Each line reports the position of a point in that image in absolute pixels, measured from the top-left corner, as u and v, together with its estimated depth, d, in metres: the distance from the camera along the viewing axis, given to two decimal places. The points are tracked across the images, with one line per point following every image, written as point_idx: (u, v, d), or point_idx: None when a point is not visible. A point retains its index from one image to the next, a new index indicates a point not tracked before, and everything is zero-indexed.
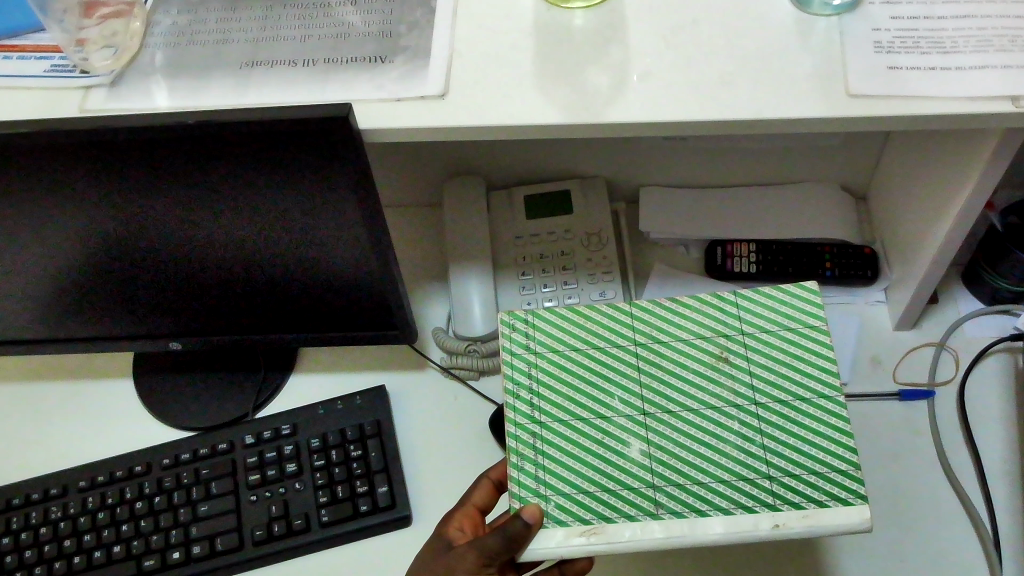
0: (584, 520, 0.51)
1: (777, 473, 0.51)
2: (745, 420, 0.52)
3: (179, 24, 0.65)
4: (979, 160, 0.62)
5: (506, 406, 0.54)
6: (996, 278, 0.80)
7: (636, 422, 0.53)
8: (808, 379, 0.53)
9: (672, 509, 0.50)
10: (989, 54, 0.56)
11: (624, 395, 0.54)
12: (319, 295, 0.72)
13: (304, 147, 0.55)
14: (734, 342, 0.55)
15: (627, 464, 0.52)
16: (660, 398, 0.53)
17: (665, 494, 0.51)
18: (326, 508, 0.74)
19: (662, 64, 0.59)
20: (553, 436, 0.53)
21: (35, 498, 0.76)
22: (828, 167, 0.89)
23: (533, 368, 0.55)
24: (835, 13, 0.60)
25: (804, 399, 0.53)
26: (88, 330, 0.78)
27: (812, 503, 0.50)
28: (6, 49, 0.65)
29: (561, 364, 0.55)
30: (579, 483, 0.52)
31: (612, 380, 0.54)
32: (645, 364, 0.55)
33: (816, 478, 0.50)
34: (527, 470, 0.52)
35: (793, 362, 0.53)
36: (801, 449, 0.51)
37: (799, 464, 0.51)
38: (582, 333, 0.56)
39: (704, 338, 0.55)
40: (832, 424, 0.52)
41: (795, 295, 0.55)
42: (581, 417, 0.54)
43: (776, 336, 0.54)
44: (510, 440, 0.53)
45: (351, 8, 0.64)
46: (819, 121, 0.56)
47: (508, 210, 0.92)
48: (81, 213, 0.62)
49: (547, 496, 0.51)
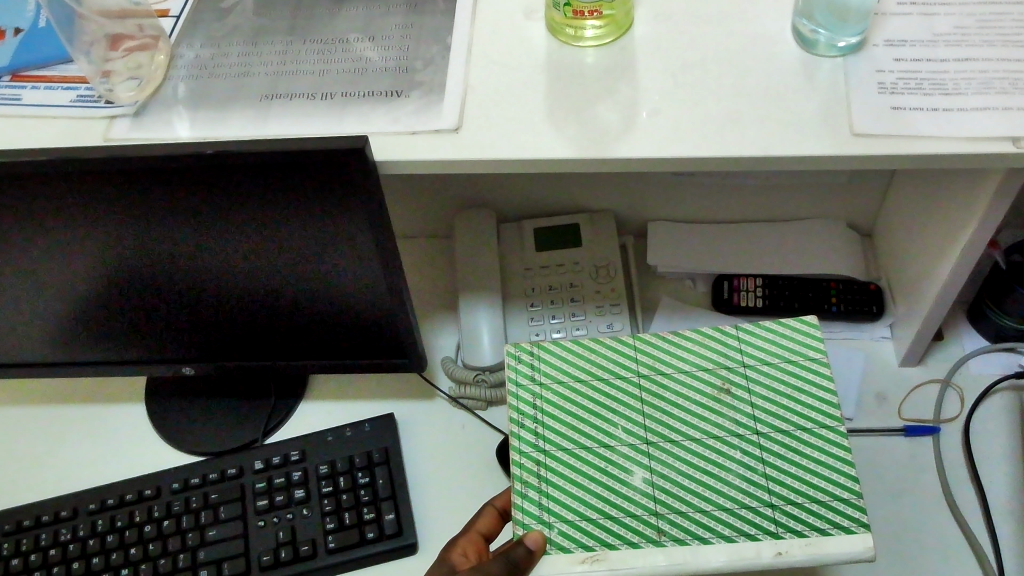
0: (586, 546, 0.51)
1: (779, 501, 0.52)
2: (748, 450, 0.53)
3: (202, 57, 0.67)
4: (982, 200, 0.63)
5: (511, 434, 0.55)
6: (1000, 315, 0.80)
7: (640, 451, 0.54)
8: (809, 410, 0.54)
9: (675, 536, 0.51)
10: (990, 96, 0.57)
11: (627, 424, 0.55)
12: (331, 322, 0.73)
13: (321, 177, 0.56)
14: (735, 374, 0.55)
15: (630, 492, 0.52)
16: (664, 428, 0.54)
17: (668, 522, 0.51)
18: (333, 534, 0.74)
19: (672, 101, 0.60)
20: (557, 463, 0.54)
21: (46, 519, 0.77)
22: (833, 204, 0.90)
23: (537, 398, 0.56)
24: (839, 54, 0.61)
25: (804, 429, 0.53)
26: (104, 354, 0.79)
27: (814, 530, 0.51)
28: (33, 79, 0.67)
29: (565, 395, 0.56)
30: (583, 509, 0.52)
31: (615, 410, 0.55)
32: (648, 395, 0.55)
33: (818, 506, 0.51)
34: (530, 497, 0.53)
35: (793, 394, 0.54)
36: (801, 477, 0.52)
37: (800, 492, 0.52)
38: (586, 364, 0.57)
39: (706, 370, 0.56)
40: (834, 454, 0.52)
41: (796, 329, 0.56)
42: (584, 446, 0.54)
43: (776, 369, 0.55)
44: (514, 468, 0.54)
45: (369, 43, 0.66)
46: (824, 160, 0.57)
47: (519, 243, 0.93)
48: (102, 238, 0.63)
49: (551, 523, 0.52)
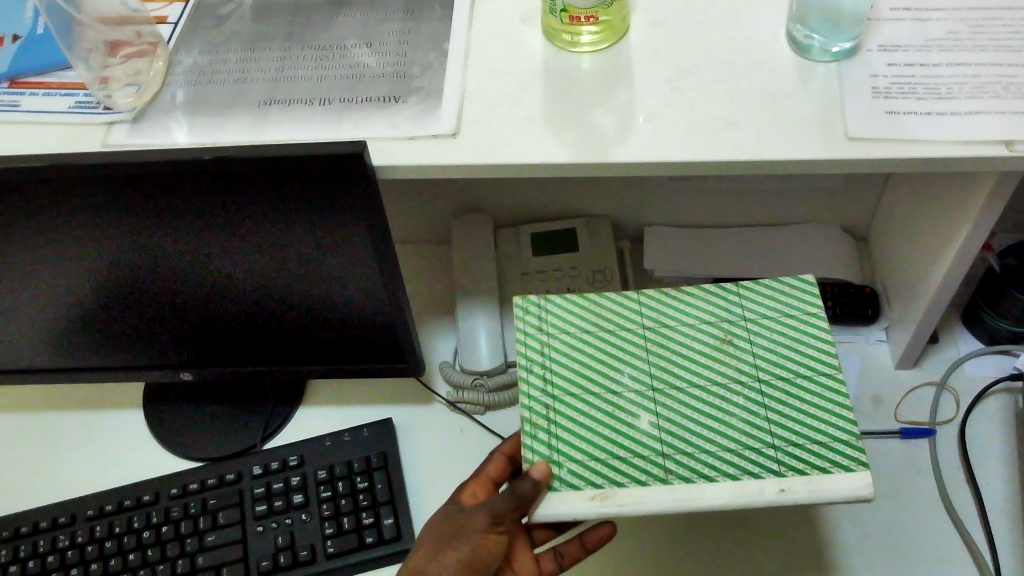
0: (594, 485, 0.51)
1: (782, 443, 0.52)
2: (752, 395, 0.54)
3: (200, 63, 0.67)
4: (976, 203, 0.63)
5: (519, 380, 0.55)
6: (994, 318, 0.81)
7: (646, 397, 0.54)
8: (812, 360, 0.54)
9: (682, 475, 0.51)
10: (983, 100, 0.58)
11: (633, 372, 0.55)
12: (330, 327, 0.73)
13: (319, 182, 0.56)
14: (739, 327, 0.56)
15: (637, 435, 0.53)
16: (669, 375, 0.55)
17: (675, 462, 0.51)
18: (332, 539, 0.74)
19: (668, 105, 0.61)
20: (561, 413, 0.54)
21: (44, 526, 0.76)
22: (828, 208, 0.90)
23: (544, 347, 0.56)
24: (833, 59, 0.62)
25: (807, 377, 0.54)
26: (102, 360, 0.79)
27: (817, 470, 0.50)
28: (32, 85, 0.68)
29: (573, 346, 0.56)
30: (590, 451, 0.53)
31: (621, 359, 0.56)
32: (653, 345, 0.56)
33: (821, 449, 0.51)
34: (538, 438, 0.53)
35: (796, 345, 0.55)
36: (803, 420, 0.52)
37: (804, 435, 0.52)
38: (593, 317, 0.57)
39: (710, 322, 0.56)
40: (837, 399, 0.53)
41: (797, 286, 0.57)
42: (591, 392, 0.55)
43: (779, 323, 0.56)
44: (523, 411, 0.54)
45: (367, 50, 0.66)
46: (819, 164, 0.57)
47: (515, 248, 0.93)
48: (100, 244, 0.63)
49: (559, 462, 0.52)
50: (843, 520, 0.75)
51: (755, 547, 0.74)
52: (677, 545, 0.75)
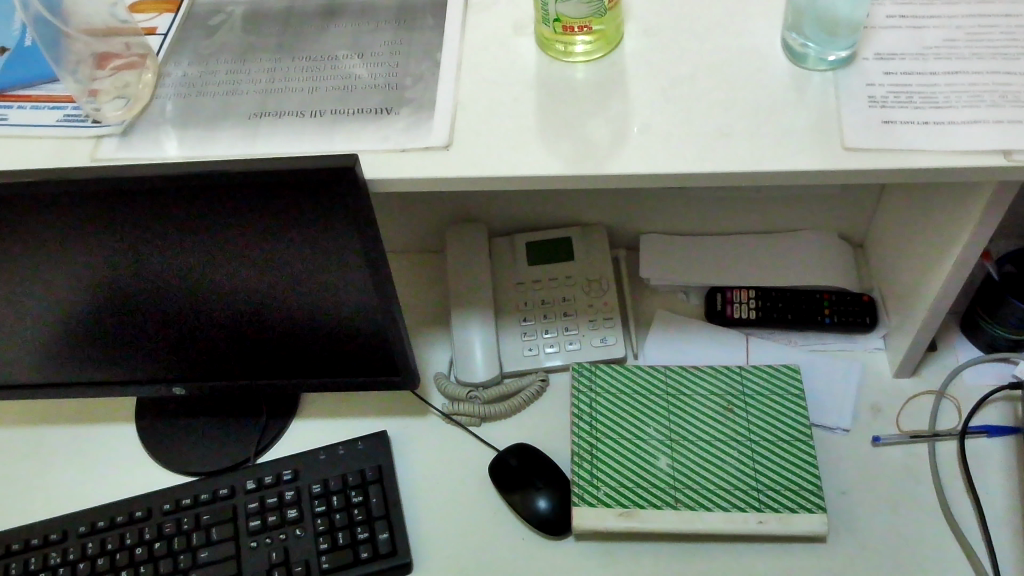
0: (623, 505, 0.73)
1: (766, 496, 0.73)
2: (743, 450, 0.75)
3: (189, 75, 0.67)
4: (974, 213, 0.63)
5: (573, 424, 0.78)
6: (993, 325, 0.80)
7: (667, 445, 0.76)
8: (788, 424, 0.77)
9: (686, 506, 0.73)
10: (980, 109, 0.57)
11: (657, 425, 0.78)
12: (324, 341, 0.72)
13: (311, 196, 0.56)
14: (737, 396, 0.79)
15: (658, 473, 0.75)
16: (684, 429, 0.77)
17: (684, 501, 0.73)
18: (326, 554, 0.73)
19: (663, 116, 0.60)
20: (603, 453, 0.76)
21: (35, 543, 0.76)
22: (824, 215, 0.90)
23: (593, 402, 0.79)
24: (829, 68, 0.61)
25: (785, 439, 0.76)
26: (94, 375, 0.78)
27: (785, 516, 0.72)
28: (19, 98, 0.67)
29: (614, 403, 0.79)
30: (623, 480, 0.74)
31: (649, 415, 0.78)
32: (673, 405, 0.79)
33: (794, 505, 0.72)
34: (586, 469, 0.75)
35: (777, 414, 0.78)
36: (780, 471, 0.74)
37: (782, 499, 0.73)
38: (630, 381, 0.81)
39: (716, 392, 0.80)
40: (808, 470, 0.74)
41: (781, 369, 0.81)
42: (627, 437, 0.77)
43: (765, 395, 0.79)
44: (576, 447, 0.76)
45: (358, 60, 0.66)
46: (815, 174, 0.57)
47: (511, 256, 0.93)
48: (90, 259, 0.63)
49: (599, 486, 0.74)
50: (842, 530, 0.74)
51: (754, 555, 0.73)
52: (677, 556, 0.74)
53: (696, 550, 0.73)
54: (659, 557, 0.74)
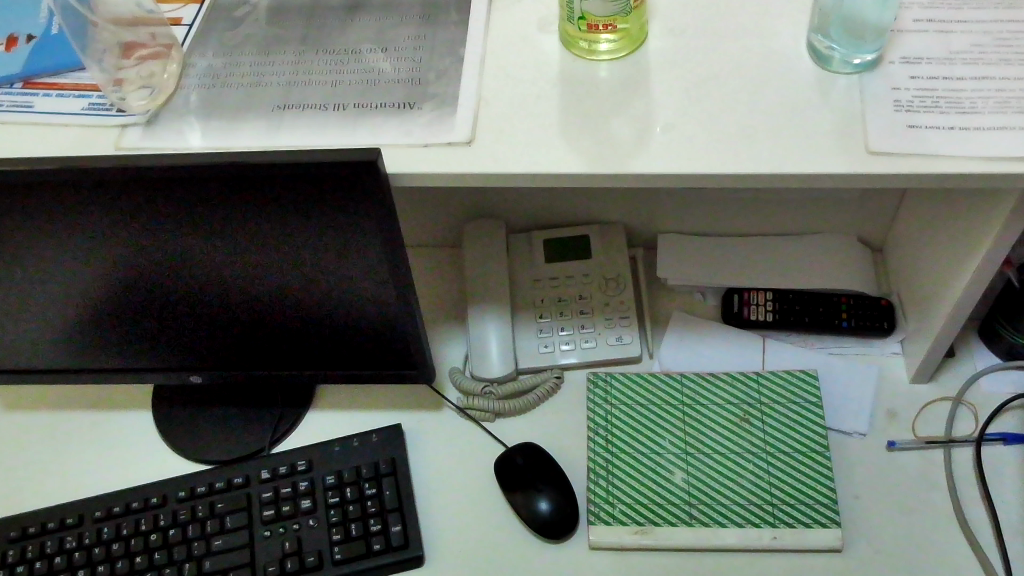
0: (638, 522, 0.74)
1: (782, 510, 0.73)
2: (760, 463, 0.76)
3: (214, 66, 0.67)
4: (997, 220, 0.62)
5: (589, 438, 0.79)
6: (1011, 333, 0.80)
7: (682, 459, 0.77)
8: (804, 436, 0.77)
9: (701, 522, 0.73)
10: (1007, 115, 0.57)
11: (673, 437, 0.78)
12: (341, 333, 0.73)
13: (333, 190, 0.56)
14: (753, 406, 0.79)
15: (674, 488, 0.75)
16: (699, 441, 0.77)
17: (699, 516, 0.74)
18: (339, 545, 0.74)
19: (685, 116, 0.60)
20: (619, 467, 0.77)
21: (52, 526, 0.76)
22: (844, 219, 0.90)
23: (608, 414, 0.80)
24: (854, 71, 0.61)
25: (801, 451, 0.76)
26: (112, 362, 0.79)
27: (800, 531, 0.72)
28: (45, 86, 0.67)
29: (629, 414, 0.80)
30: (637, 495, 0.75)
31: (665, 426, 0.79)
32: (688, 416, 0.79)
33: (809, 520, 0.73)
34: (601, 484, 0.76)
35: (794, 425, 0.78)
36: (795, 486, 0.74)
37: (798, 512, 0.73)
38: (644, 391, 0.81)
39: (732, 403, 0.80)
40: (824, 483, 0.74)
41: (798, 378, 0.80)
42: (642, 451, 0.77)
43: (782, 406, 0.79)
44: (591, 463, 0.77)
45: (382, 54, 0.66)
46: (838, 178, 0.56)
47: (528, 253, 0.93)
48: (112, 247, 0.63)
49: (614, 503, 0.75)
50: (854, 534, 0.74)
51: (764, 558, 0.73)
52: (687, 557, 0.74)
53: (706, 551, 0.73)
54: (670, 557, 0.74)
